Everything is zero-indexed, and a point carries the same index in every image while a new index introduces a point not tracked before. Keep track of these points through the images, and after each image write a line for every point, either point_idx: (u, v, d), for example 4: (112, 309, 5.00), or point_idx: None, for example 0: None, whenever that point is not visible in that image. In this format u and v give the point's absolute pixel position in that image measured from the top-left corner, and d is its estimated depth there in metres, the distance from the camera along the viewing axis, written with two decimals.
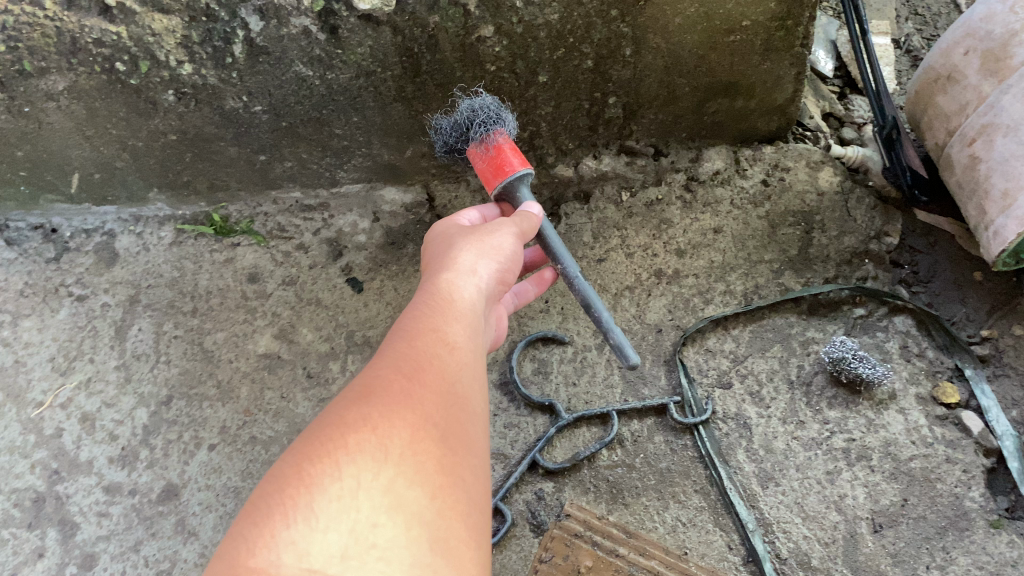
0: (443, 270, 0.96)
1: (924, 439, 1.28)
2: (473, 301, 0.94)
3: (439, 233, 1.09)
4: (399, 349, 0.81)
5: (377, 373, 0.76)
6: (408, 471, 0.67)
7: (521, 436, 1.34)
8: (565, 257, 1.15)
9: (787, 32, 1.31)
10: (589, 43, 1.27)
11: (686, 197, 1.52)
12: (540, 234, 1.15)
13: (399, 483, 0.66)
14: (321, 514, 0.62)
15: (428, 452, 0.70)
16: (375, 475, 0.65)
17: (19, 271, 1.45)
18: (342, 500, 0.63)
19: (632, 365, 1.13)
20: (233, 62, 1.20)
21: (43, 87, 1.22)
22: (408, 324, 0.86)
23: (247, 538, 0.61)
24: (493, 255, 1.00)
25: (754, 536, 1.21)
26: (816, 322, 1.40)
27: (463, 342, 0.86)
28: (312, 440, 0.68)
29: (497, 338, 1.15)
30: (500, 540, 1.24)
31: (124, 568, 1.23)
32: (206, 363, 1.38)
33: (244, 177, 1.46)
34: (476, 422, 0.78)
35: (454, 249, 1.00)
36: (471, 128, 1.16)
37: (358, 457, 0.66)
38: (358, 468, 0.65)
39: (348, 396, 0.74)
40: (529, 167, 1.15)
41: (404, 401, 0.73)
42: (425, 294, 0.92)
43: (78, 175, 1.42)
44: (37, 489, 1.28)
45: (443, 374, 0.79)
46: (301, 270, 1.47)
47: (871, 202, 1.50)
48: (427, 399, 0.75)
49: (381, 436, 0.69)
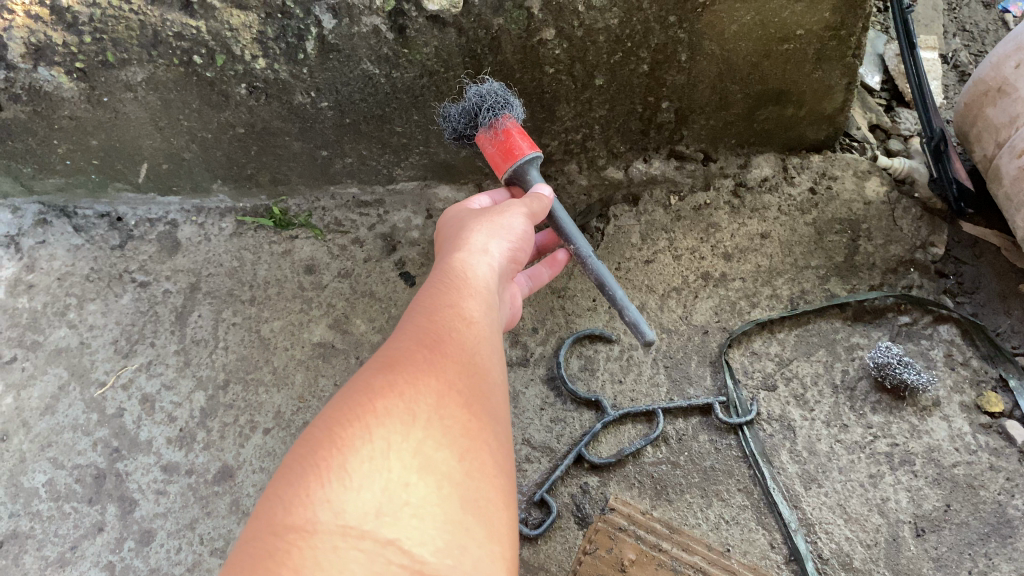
0: (456, 251, 0.99)
1: (968, 446, 1.29)
2: (490, 280, 0.96)
3: (451, 220, 1.11)
4: (417, 326, 0.83)
5: (398, 347, 0.79)
6: (436, 434, 0.69)
7: (567, 431, 1.36)
8: (578, 238, 1.18)
9: (840, 42, 1.34)
10: (646, 48, 1.31)
11: (734, 202, 1.54)
12: (552, 216, 1.18)
13: (428, 445, 0.67)
14: (355, 473, 0.63)
15: (454, 417, 0.72)
16: (405, 437, 0.67)
17: (85, 256, 1.50)
18: (375, 461, 0.64)
19: (650, 342, 1.11)
20: (305, 57, 1.25)
21: (123, 78, 1.28)
22: (425, 303, 0.88)
23: (285, 498, 0.62)
24: (505, 235, 1.03)
25: (797, 536, 1.22)
26: (861, 327, 1.42)
27: (480, 318, 0.88)
28: (339, 408, 0.70)
29: (513, 317, 1.17)
30: (546, 531, 1.26)
31: (180, 545, 1.26)
32: (263, 350, 1.42)
33: (305, 172, 1.52)
34: (496, 391, 0.81)
35: (466, 232, 1.03)
36: (480, 113, 1.17)
37: (387, 421, 0.68)
38: (387, 430, 0.67)
39: (369, 368, 0.76)
40: (538, 150, 1.17)
41: (425, 370, 0.75)
42: (442, 274, 0.94)
43: (147, 166, 1.47)
44: (98, 466, 1.32)
45: (462, 347, 0.82)
46: (356, 263, 1.52)
47: (917, 212, 1.52)
48: (446, 368, 0.77)
49: (407, 402, 0.71)
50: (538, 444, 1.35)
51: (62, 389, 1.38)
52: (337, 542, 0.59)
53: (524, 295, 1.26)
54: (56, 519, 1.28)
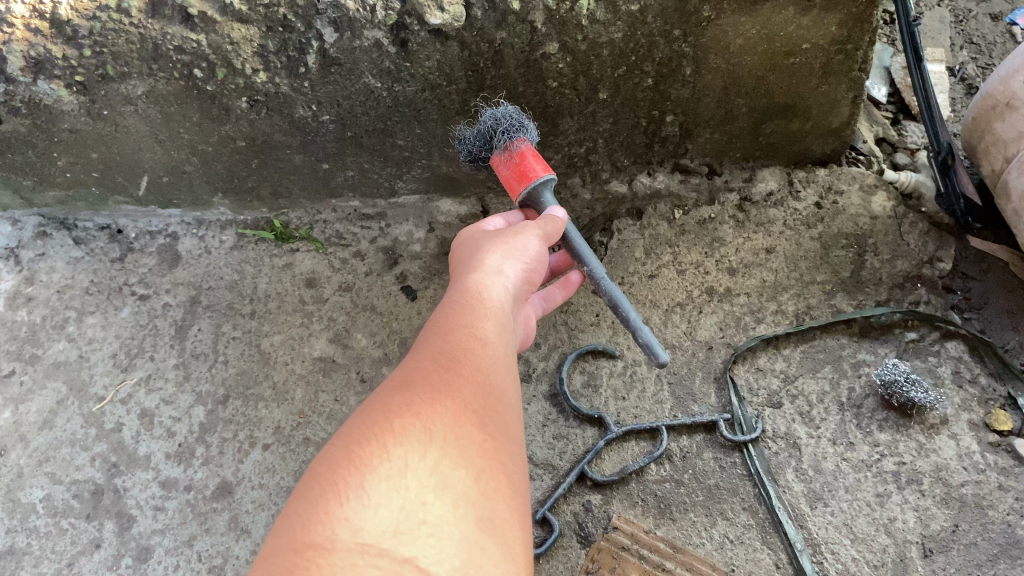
0: (471, 270, 0.98)
1: (976, 465, 1.27)
2: (503, 300, 0.95)
3: (466, 240, 1.10)
4: (433, 346, 0.82)
5: (413, 367, 0.77)
6: (453, 454, 0.68)
7: (570, 448, 1.34)
8: (592, 260, 1.17)
9: (847, 56, 1.32)
10: (650, 62, 1.30)
11: (739, 216, 1.53)
12: (566, 237, 1.17)
13: (444, 465, 0.66)
14: (373, 491, 0.62)
15: (470, 437, 0.70)
16: (422, 455, 0.66)
17: (85, 269, 1.49)
18: (392, 479, 0.63)
19: (663, 364, 1.13)
20: (306, 71, 1.25)
21: (123, 91, 1.27)
22: (441, 322, 0.87)
23: (304, 515, 0.60)
24: (521, 256, 1.02)
25: (802, 556, 1.20)
26: (868, 344, 1.41)
27: (494, 340, 0.87)
28: (356, 426, 0.68)
29: (525, 339, 1.16)
30: (547, 550, 1.24)
31: (178, 562, 1.24)
32: (263, 364, 1.41)
33: (307, 185, 1.51)
34: (510, 413, 0.79)
35: (482, 252, 1.02)
36: (495, 137, 1.16)
37: (405, 440, 0.67)
38: (405, 449, 0.66)
39: (385, 388, 0.74)
40: (552, 173, 1.16)
41: (442, 390, 0.74)
42: (457, 294, 0.93)
43: (147, 178, 1.46)
44: (96, 482, 1.31)
45: (477, 369, 0.80)
46: (358, 276, 1.50)
47: (924, 227, 1.50)
48: (463, 389, 0.76)
49: (424, 421, 0.69)
50: (540, 461, 1.33)
51: (61, 404, 1.37)
52: (355, 560, 0.57)
53: (538, 316, 1.24)
54: (53, 535, 1.26)
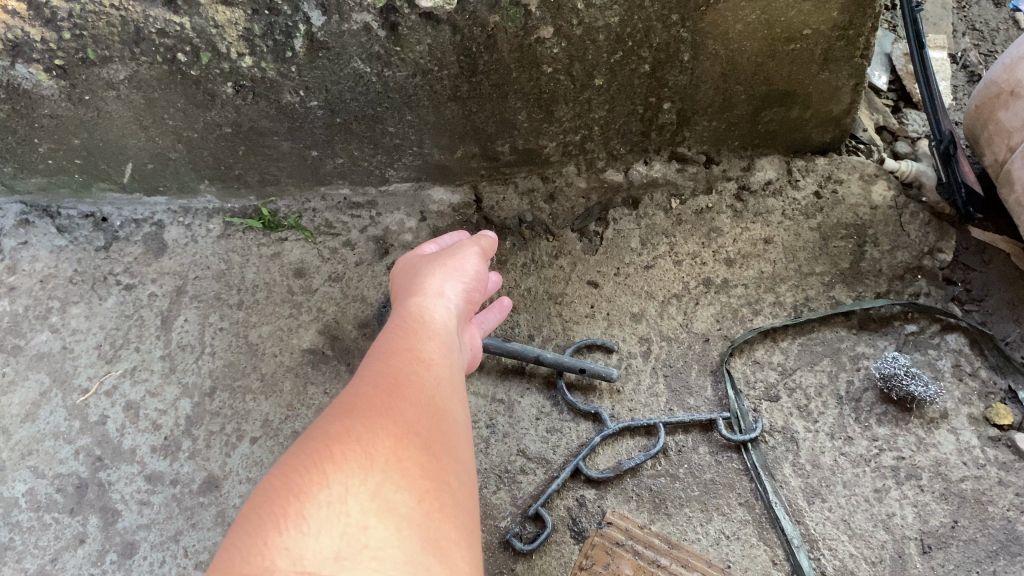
0: (413, 295, 0.96)
1: (976, 460, 1.25)
2: (448, 320, 0.93)
3: (406, 268, 1.09)
4: (376, 367, 0.79)
5: (354, 391, 0.74)
6: (395, 476, 0.65)
7: (563, 442, 1.31)
8: (530, 348, 1.35)
9: (848, 42, 1.30)
10: (647, 47, 1.27)
11: (737, 206, 1.50)
12: (505, 350, 1.33)
13: (385, 488, 0.63)
14: (312, 519, 0.59)
15: (413, 458, 0.67)
16: (362, 480, 0.63)
17: (68, 258, 1.46)
18: (332, 506, 0.60)
19: (615, 375, 1.33)
20: (293, 55, 1.22)
21: (104, 76, 1.24)
22: (383, 344, 0.84)
23: (241, 547, 0.57)
24: (460, 278, 1.01)
25: (799, 552, 1.18)
26: (867, 336, 1.38)
27: (440, 359, 0.84)
28: (295, 456, 0.65)
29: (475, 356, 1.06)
30: (540, 546, 1.21)
31: (164, 558, 1.21)
32: (251, 356, 1.38)
33: (295, 172, 1.48)
34: (459, 432, 0.76)
35: (422, 277, 1.01)
36: None
37: (344, 465, 0.64)
38: (345, 474, 0.63)
39: (325, 416, 0.71)
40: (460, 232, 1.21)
41: (384, 412, 0.71)
42: (401, 316, 0.91)
43: (132, 165, 1.43)
44: (80, 475, 1.27)
45: (422, 387, 0.77)
46: (348, 266, 1.48)
47: (925, 218, 1.48)
48: (406, 408, 0.73)
49: (364, 445, 0.66)
50: (533, 455, 1.30)
51: (43, 396, 1.33)
52: None
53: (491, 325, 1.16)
54: (35, 530, 1.22)
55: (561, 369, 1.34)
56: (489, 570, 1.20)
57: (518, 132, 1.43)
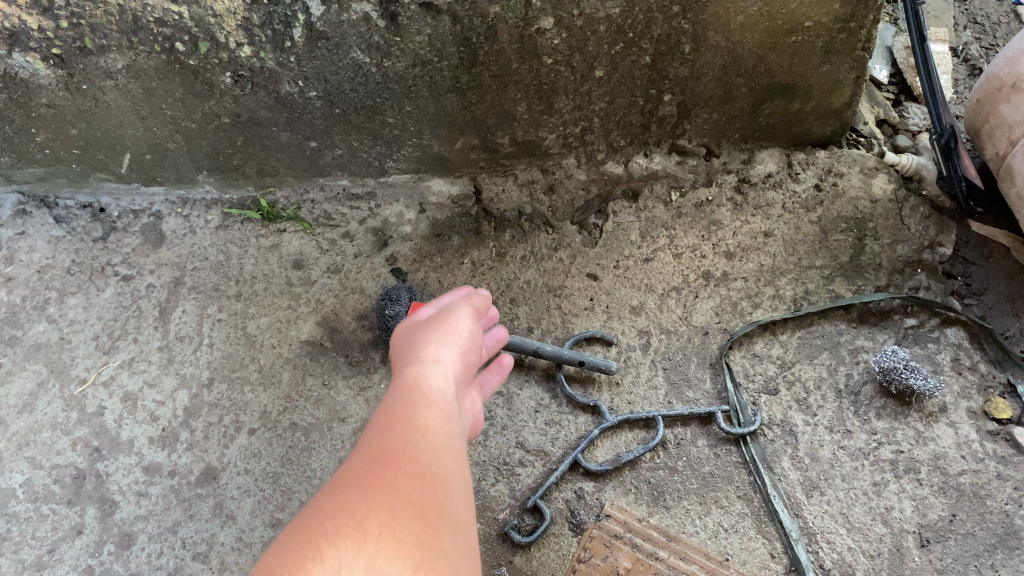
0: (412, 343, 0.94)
1: (975, 454, 1.25)
2: None
3: None
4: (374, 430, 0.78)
5: (352, 459, 0.74)
6: (390, 548, 0.64)
7: (562, 434, 1.31)
8: (528, 341, 1.34)
9: (850, 35, 1.29)
10: (648, 38, 1.27)
11: (737, 198, 1.50)
12: (505, 343, 1.33)
13: (379, 560, 0.62)
14: None
15: (409, 526, 0.66)
16: (356, 554, 0.62)
17: (66, 249, 1.45)
18: None
19: (614, 367, 1.33)
20: (292, 45, 1.23)
21: (102, 65, 1.24)
22: None
23: None
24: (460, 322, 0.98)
25: (797, 545, 1.18)
26: (866, 330, 1.38)
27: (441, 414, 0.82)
28: (291, 533, 0.65)
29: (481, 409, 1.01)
30: (539, 538, 1.21)
31: (162, 549, 1.20)
32: (249, 347, 1.37)
33: (294, 163, 1.48)
34: (461, 491, 0.75)
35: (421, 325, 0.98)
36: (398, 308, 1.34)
37: (337, 541, 0.63)
38: (338, 550, 0.62)
39: (323, 489, 0.71)
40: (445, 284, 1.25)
41: (381, 480, 0.70)
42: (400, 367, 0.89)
43: (129, 156, 1.43)
44: (77, 466, 1.26)
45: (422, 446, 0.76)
46: (347, 258, 1.47)
47: (925, 211, 1.47)
48: (403, 472, 0.72)
49: (358, 519, 0.65)
50: (532, 447, 1.30)
51: (41, 386, 1.33)
52: None
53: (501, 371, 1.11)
54: (33, 521, 1.22)
55: (560, 362, 1.33)
56: (487, 562, 1.20)
57: (517, 124, 1.43)
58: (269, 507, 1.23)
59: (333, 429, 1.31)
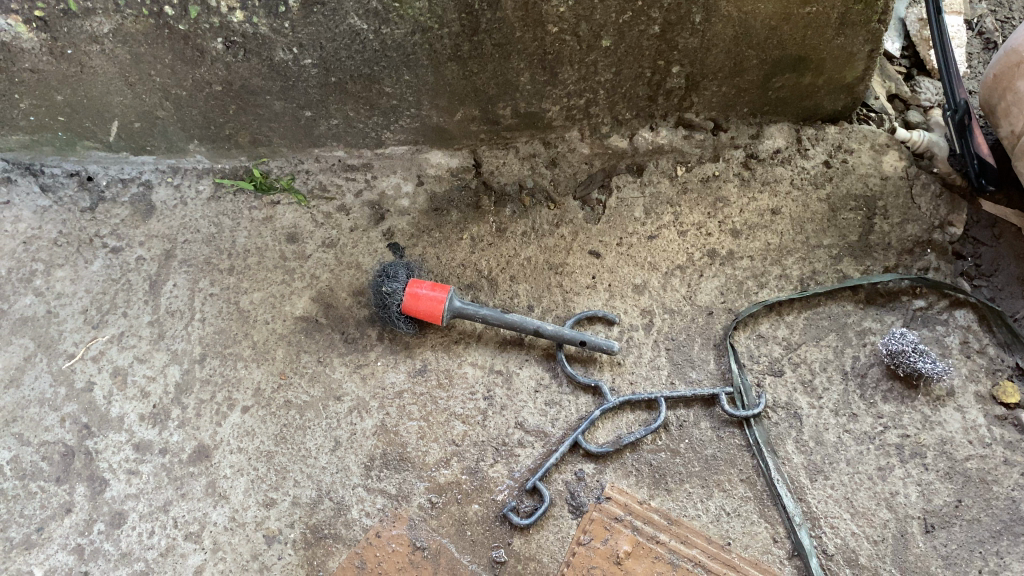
0: None
1: (982, 439, 1.22)
2: None
3: None
4: None
5: None
6: None
7: (562, 415, 1.28)
8: (529, 320, 1.31)
9: (866, 6, 1.25)
10: (657, 7, 1.23)
11: (744, 174, 1.46)
12: (506, 322, 1.29)
13: None
14: None
15: None
16: None
17: (53, 219, 1.41)
18: None
19: (614, 347, 1.29)
20: (286, 11, 1.19)
21: (88, 29, 1.22)
22: None
23: None
24: None
25: (800, 530, 1.17)
26: (874, 311, 1.35)
27: None
28: None
29: None
30: (538, 520, 1.18)
31: (153, 528, 1.18)
32: (242, 323, 1.34)
33: (289, 134, 1.43)
34: None
35: None
36: (392, 301, 1.30)
37: None
38: None
39: None
40: (444, 288, 1.30)
41: None
42: None
43: (118, 124, 1.39)
44: (66, 443, 1.23)
45: None
46: (342, 232, 1.43)
47: (936, 189, 1.43)
48: None
49: None
50: (532, 427, 1.27)
51: (28, 361, 1.29)
52: None
53: None
54: (20, 498, 1.19)
55: (561, 341, 1.30)
56: (485, 543, 1.18)
57: (520, 95, 1.38)
58: (263, 486, 1.21)
59: (329, 407, 1.28)
